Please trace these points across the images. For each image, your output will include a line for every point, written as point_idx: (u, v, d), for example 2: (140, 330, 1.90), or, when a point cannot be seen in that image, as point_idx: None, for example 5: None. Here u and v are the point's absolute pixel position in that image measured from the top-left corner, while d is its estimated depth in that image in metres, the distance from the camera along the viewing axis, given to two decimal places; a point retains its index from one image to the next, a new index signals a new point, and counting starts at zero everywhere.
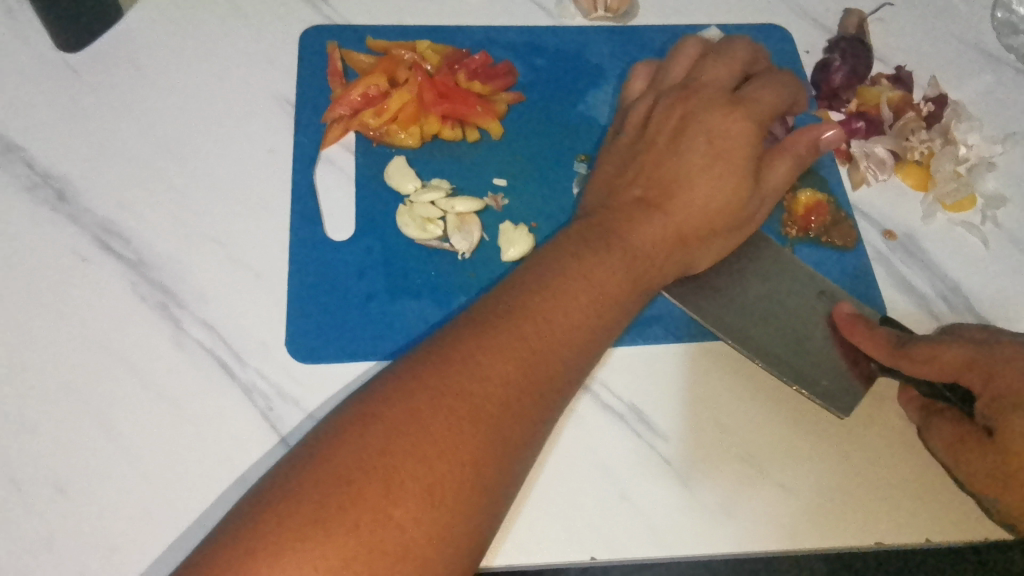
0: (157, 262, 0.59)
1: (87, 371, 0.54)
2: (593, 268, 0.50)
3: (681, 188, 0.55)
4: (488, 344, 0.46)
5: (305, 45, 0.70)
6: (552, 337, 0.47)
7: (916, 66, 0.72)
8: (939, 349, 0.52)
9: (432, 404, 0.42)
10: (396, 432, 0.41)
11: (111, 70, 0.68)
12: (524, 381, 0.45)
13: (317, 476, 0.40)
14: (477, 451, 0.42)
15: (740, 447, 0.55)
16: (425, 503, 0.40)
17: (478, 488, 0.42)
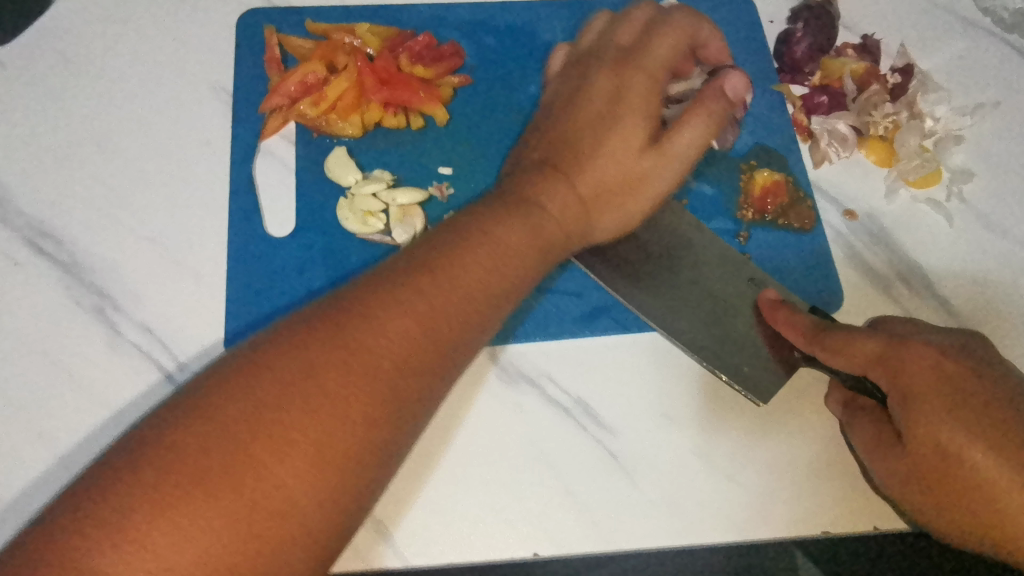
0: (91, 263, 0.58)
1: (24, 378, 0.54)
2: (493, 229, 0.47)
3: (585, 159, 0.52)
4: (383, 309, 0.42)
5: (243, 29, 0.67)
6: (447, 302, 0.43)
7: (884, 35, 0.68)
8: (855, 342, 0.49)
9: (321, 376, 0.39)
10: (281, 408, 0.37)
11: (39, 60, 0.64)
12: (421, 351, 0.42)
13: (203, 448, 0.36)
14: (366, 430, 0.39)
15: (688, 438, 0.54)
16: (299, 481, 0.36)
17: (360, 465, 0.38)
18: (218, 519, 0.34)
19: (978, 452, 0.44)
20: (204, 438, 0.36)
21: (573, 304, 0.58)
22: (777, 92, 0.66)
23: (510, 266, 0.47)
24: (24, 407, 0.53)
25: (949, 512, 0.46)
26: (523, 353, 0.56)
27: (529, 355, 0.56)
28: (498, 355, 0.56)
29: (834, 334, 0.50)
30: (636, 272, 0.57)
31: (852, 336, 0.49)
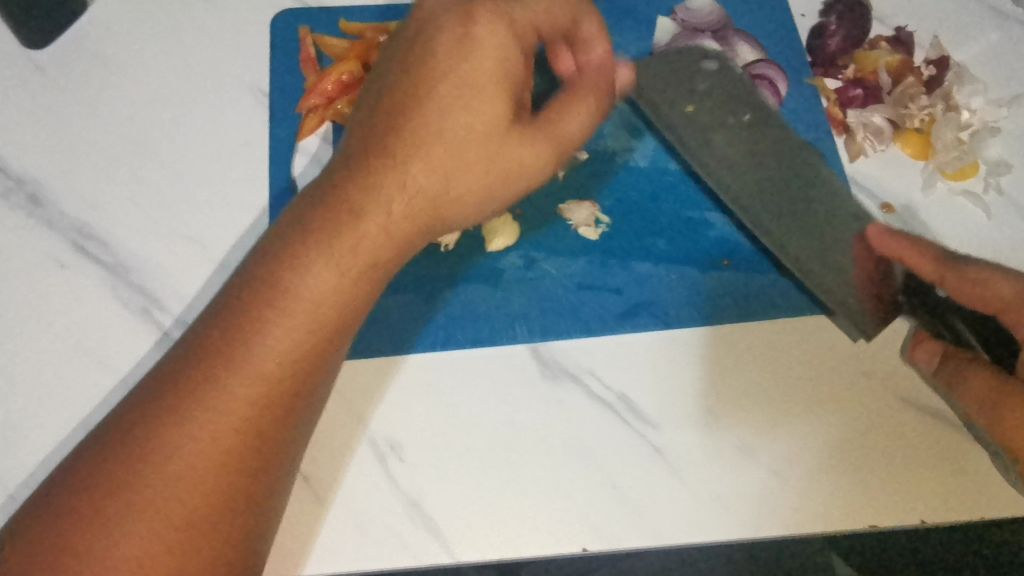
0: (133, 265, 0.58)
1: (73, 379, 0.55)
2: (388, 237, 0.46)
3: (450, 123, 0.46)
4: (286, 284, 0.42)
5: (277, 31, 0.67)
6: (305, 317, 0.42)
7: (917, 27, 0.68)
8: (993, 281, 0.48)
9: (225, 362, 0.41)
10: (193, 397, 0.40)
11: (78, 65, 0.65)
12: (323, 324, 0.43)
13: (144, 436, 0.39)
14: (272, 402, 0.41)
15: (731, 434, 0.54)
16: (177, 506, 0.38)
17: (242, 481, 0.40)
18: (158, 501, 0.38)
19: None
20: (147, 422, 0.39)
21: (614, 301, 0.58)
22: (811, 85, 0.66)
23: (381, 259, 0.46)
24: (72, 407, 0.54)
25: None
26: (547, 350, 0.57)
27: (570, 352, 0.57)
28: (540, 352, 0.57)
29: (968, 264, 0.49)
30: (733, 171, 0.59)
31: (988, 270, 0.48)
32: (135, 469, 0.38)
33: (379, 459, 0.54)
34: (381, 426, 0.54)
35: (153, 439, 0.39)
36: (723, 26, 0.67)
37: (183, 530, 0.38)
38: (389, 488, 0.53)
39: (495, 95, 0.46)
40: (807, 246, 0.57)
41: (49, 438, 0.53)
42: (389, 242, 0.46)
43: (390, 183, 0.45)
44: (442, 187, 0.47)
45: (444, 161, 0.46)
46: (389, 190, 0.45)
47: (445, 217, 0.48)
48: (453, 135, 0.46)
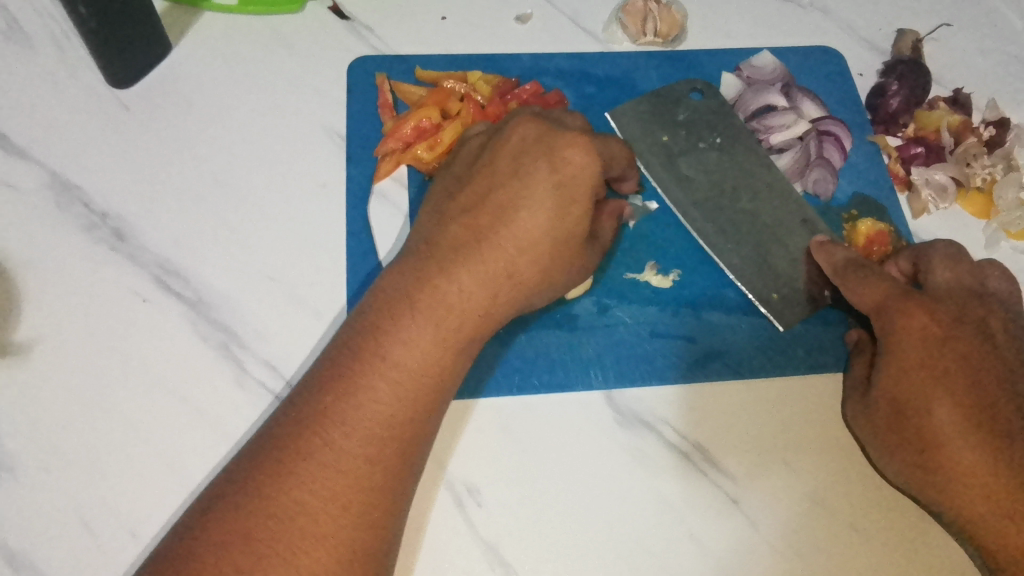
0: (214, 301, 0.60)
1: (153, 413, 0.56)
2: (477, 279, 0.52)
3: (505, 215, 0.53)
4: (390, 348, 0.48)
5: (354, 77, 0.69)
6: (423, 336, 0.49)
7: (974, 89, 0.70)
8: (873, 281, 0.54)
9: (353, 412, 0.45)
10: (332, 447, 0.44)
11: (162, 106, 0.67)
12: (427, 380, 0.48)
13: (289, 482, 0.43)
14: (403, 452, 0.46)
15: (806, 487, 0.56)
16: (344, 498, 0.43)
17: (393, 479, 0.46)
18: (323, 536, 0.42)
19: (943, 410, 0.49)
20: (285, 468, 0.44)
21: (688, 350, 0.60)
22: (874, 142, 0.68)
23: (472, 311, 0.51)
24: (153, 439, 0.56)
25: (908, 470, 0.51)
26: (626, 397, 0.58)
27: (646, 401, 0.58)
28: (615, 399, 0.58)
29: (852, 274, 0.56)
30: (690, 187, 0.63)
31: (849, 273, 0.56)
32: (304, 459, 0.44)
33: (457, 502, 0.54)
34: (459, 470, 0.55)
35: (304, 483, 0.43)
36: (787, 82, 0.69)
37: (348, 514, 0.43)
38: (469, 532, 0.53)
39: (528, 183, 0.53)
40: (753, 261, 0.61)
41: (131, 470, 0.55)
42: (485, 278, 0.52)
43: (451, 260, 0.52)
44: (507, 264, 0.52)
45: (513, 235, 0.52)
46: (459, 267, 0.51)
47: (518, 281, 0.53)
48: (506, 221, 0.53)
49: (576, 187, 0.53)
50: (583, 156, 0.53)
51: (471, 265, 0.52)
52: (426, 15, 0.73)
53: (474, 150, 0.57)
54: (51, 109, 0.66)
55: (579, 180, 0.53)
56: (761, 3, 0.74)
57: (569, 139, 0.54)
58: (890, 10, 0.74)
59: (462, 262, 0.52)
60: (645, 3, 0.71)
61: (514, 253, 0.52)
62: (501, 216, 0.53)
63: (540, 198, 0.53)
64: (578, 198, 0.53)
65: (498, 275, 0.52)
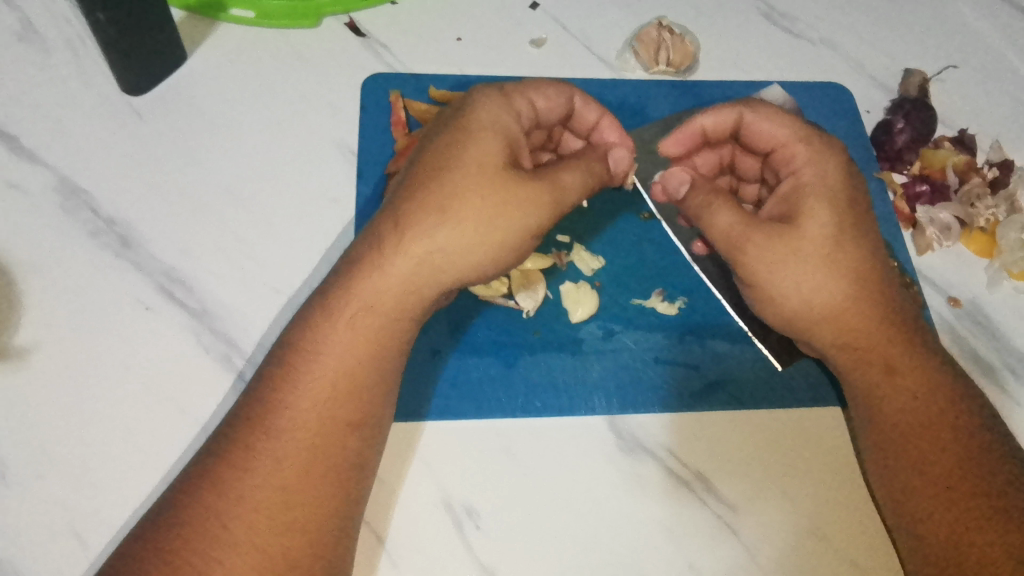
0: (218, 311, 0.60)
1: (149, 423, 0.56)
2: (407, 263, 0.51)
3: (434, 185, 0.51)
4: (323, 346, 0.50)
5: (368, 94, 0.69)
6: (347, 333, 0.50)
7: (979, 130, 0.71)
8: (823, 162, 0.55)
9: (274, 417, 0.48)
10: (248, 453, 0.47)
11: (175, 114, 0.67)
12: (336, 371, 0.49)
13: (213, 492, 0.46)
14: (313, 453, 0.48)
15: (805, 520, 0.55)
16: (274, 502, 0.46)
17: (328, 479, 0.48)
18: (233, 544, 0.44)
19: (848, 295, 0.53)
20: (209, 481, 0.46)
21: (692, 378, 0.60)
22: (879, 179, 0.69)
23: (402, 305, 0.51)
24: (150, 448, 0.55)
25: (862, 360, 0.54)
26: (630, 425, 0.58)
27: (647, 427, 0.58)
28: (618, 425, 0.58)
29: (804, 198, 0.54)
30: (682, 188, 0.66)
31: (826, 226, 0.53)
32: (235, 468, 0.46)
33: (456, 524, 0.54)
34: (460, 490, 0.54)
35: (225, 496, 0.45)
36: (797, 117, 0.69)
37: (274, 518, 0.46)
38: (468, 555, 0.53)
39: (461, 155, 0.52)
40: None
41: (125, 480, 0.54)
42: (419, 256, 0.51)
43: (381, 246, 0.52)
44: (426, 244, 0.51)
45: (450, 212, 0.51)
46: (387, 253, 0.51)
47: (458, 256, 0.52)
48: (436, 195, 0.51)
49: (506, 152, 0.52)
50: (489, 106, 0.53)
51: (403, 247, 0.51)
52: (441, 36, 0.73)
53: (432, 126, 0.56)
54: (62, 113, 0.66)
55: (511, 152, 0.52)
56: (773, 37, 0.75)
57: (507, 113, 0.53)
58: (899, 49, 0.75)
59: (395, 243, 0.51)
60: (658, 32, 0.72)
61: (420, 227, 0.51)
62: (431, 196, 0.51)
63: (473, 168, 0.51)
64: (485, 156, 0.51)
65: (413, 249, 0.51)
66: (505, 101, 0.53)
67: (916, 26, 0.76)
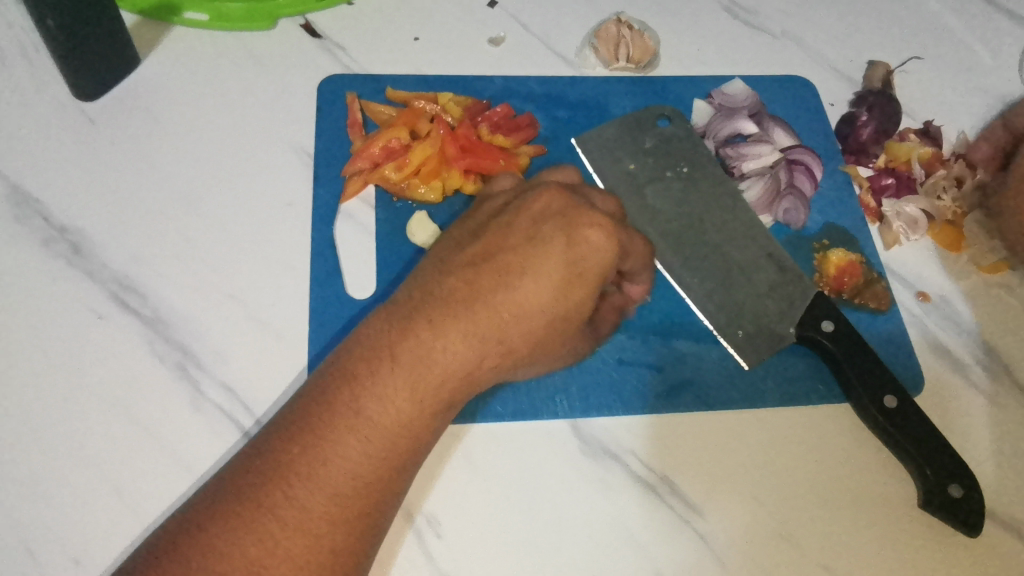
0: (175, 320, 0.58)
1: (102, 437, 0.54)
2: (460, 352, 0.46)
3: (499, 282, 0.47)
4: (369, 409, 0.44)
5: (324, 95, 0.68)
6: (399, 413, 0.45)
7: (944, 121, 0.71)
8: None
9: (319, 468, 0.43)
10: (289, 504, 0.42)
11: (128, 119, 0.66)
12: (393, 442, 0.45)
13: (239, 529, 0.41)
14: (362, 516, 0.44)
15: (776, 523, 0.54)
16: (317, 567, 0.42)
17: (360, 532, 0.44)
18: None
19: None
20: (241, 521, 0.41)
21: (657, 379, 0.59)
22: (844, 172, 0.68)
23: (451, 398, 0.47)
24: (102, 463, 0.53)
25: None
26: (604, 431, 0.57)
27: (614, 431, 0.57)
28: (581, 429, 0.57)
29: None
30: (657, 220, 0.62)
31: None
32: (265, 517, 0.41)
33: (416, 533, 0.52)
34: (419, 499, 0.53)
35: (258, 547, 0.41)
36: (759, 111, 0.68)
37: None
38: (428, 566, 0.52)
39: (534, 254, 0.48)
40: (717, 288, 0.60)
41: (76, 496, 0.52)
42: (477, 350, 0.47)
43: (439, 318, 0.47)
44: (489, 329, 0.47)
45: (515, 312, 0.47)
46: (449, 328, 0.46)
47: (513, 361, 0.49)
48: (502, 288, 0.47)
49: (589, 262, 0.47)
50: (605, 246, 0.48)
51: (463, 339, 0.46)
52: (399, 35, 0.72)
53: (491, 210, 0.53)
54: (14, 120, 0.65)
55: (587, 264, 0.47)
56: (735, 31, 0.74)
57: (594, 231, 0.48)
58: (862, 42, 0.74)
59: (456, 327, 0.46)
60: (618, 28, 0.71)
61: (484, 321, 0.47)
62: (494, 285, 0.47)
63: (542, 276, 0.47)
64: (587, 271, 0.47)
65: (489, 344, 0.47)
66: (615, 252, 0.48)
67: (878, 18, 0.76)
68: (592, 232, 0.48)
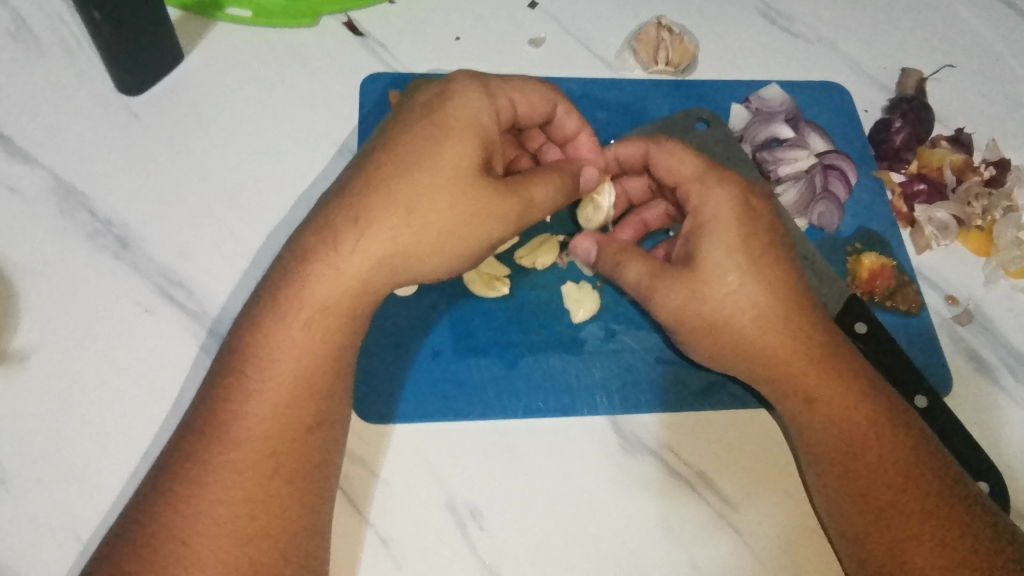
0: (216, 314, 0.60)
1: (148, 425, 0.55)
2: (332, 248, 0.50)
3: (372, 169, 0.52)
4: (263, 348, 0.48)
5: (366, 92, 0.69)
6: (289, 343, 0.48)
7: (975, 129, 0.72)
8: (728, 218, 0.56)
9: (225, 424, 0.46)
10: (202, 466, 0.45)
11: (171, 114, 0.67)
12: (287, 377, 0.48)
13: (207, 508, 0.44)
14: (273, 458, 0.46)
15: (807, 518, 0.56)
16: (228, 509, 0.44)
17: (289, 477, 0.46)
18: (196, 561, 0.43)
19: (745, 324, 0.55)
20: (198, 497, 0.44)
21: (694, 378, 0.60)
22: (877, 178, 0.69)
23: (333, 302, 0.50)
24: (149, 451, 0.55)
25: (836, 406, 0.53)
26: (648, 427, 0.58)
27: (651, 427, 0.58)
28: (620, 425, 0.58)
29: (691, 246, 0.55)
30: None
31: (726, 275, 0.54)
32: (187, 481, 0.45)
33: (459, 524, 0.54)
34: (463, 491, 0.54)
35: (186, 513, 0.44)
36: (795, 115, 0.69)
37: (223, 526, 0.44)
38: (470, 557, 0.53)
39: (402, 140, 0.52)
40: None
41: (124, 482, 0.54)
42: (350, 245, 0.50)
43: (315, 232, 0.51)
44: (361, 217, 0.50)
45: (385, 192, 0.51)
46: (320, 242, 0.50)
47: (409, 252, 0.51)
48: (374, 173, 0.51)
49: (461, 137, 0.52)
50: (471, 103, 0.53)
51: (337, 233, 0.50)
52: (440, 35, 0.73)
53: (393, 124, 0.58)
54: (57, 112, 0.66)
55: (457, 134, 0.52)
56: (772, 36, 0.75)
57: (465, 102, 0.52)
58: (896, 49, 0.76)
59: (327, 228, 0.51)
60: (658, 32, 0.72)
61: (348, 212, 0.51)
62: (366, 176, 0.51)
63: (414, 152, 0.51)
64: (447, 137, 0.52)
65: (353, 222, 0.50)
66: (483, 100, 0.53)
67: (911, 26, 0.77)
68: (461, 98, 0.53)
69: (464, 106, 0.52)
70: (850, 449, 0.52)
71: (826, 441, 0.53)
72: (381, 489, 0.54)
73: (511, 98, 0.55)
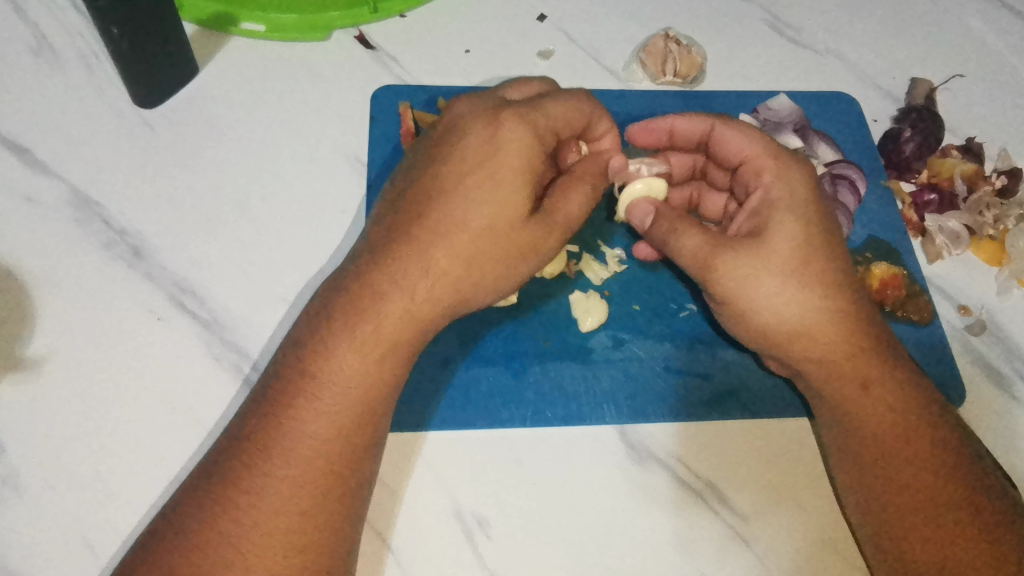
0: (257, 356, 0.59)
1: (159, 430, 0.56)
2: (390, 287, 0.50)
3: (428, 212, 0.51)
4: (330, 371, 0.49)
5: (377, 104, 0.70)
6: (352, 369, 0.49)
7: (986, 138, 0.71)
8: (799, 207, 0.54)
9: (281, 436, 0.47)
10: (255, 476, 0.46)
11: (185, 126, 0.68)
12: (354, 394, 0.48)
13: (222, 519, 0.45)
14: (332, 476, 0.47)
15: (815, 530, 0.55)
16: (286, 521, 0.45)
17: (344, 492, 0.47)
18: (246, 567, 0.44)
19: (802, 318, 0.53)
20: (213, 502, 0.45)
21: (703, 387, 0.60)
22: (887, 187, 0.69)
23: (403, 339, 0.50)
24: (158, 456, 0.55)
25: (899, 414, 0.52)
26: (676, 437, 0.58)
27: (660, 437, 0.58)
28: (628, 434, 0.58)
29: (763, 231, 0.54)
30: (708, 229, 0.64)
31: (783, 275, 0.53)
32: (245, 491, 0.45)
33: (466, 533, 0.53)
34: (469, 501, 0.54)
35: (231, 517, 0.45)
36: (803, 126, 0.70)
37: (279, 535, 0.45)
38: (476, 565, 0.53)
39: (455, 185, 0.51)
40: None
41: (134, 488, 0.54)
42: (414, 290, 0.50)
43: (374, 268, 0.51)
44: (423, 260, 0.51)
45: (444, 234, 0.51)
46: (382, 279, 0.50)
47: (467, 299, 0.52)
48: (425, 217, 0.51)
49: (518, 188, 0.52)
50: (518, 145, 0.52)
51: (397, 273, 0.50)
52: (449, 48, 0.74)
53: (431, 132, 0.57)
54: (75, 125, 0.67)
55: (516, 182, 0.51)
56: (780, 47, 0.76)
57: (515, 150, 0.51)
58: (904, 59, 0.76)
59: (387, 269, 0.50)
60: (665, 43, 0.73)
61: (408, 261, 0.50)
62: (422, 218, 0.51)
63: (470, 199, 0.51)
64: (501, 183, 0.51)
65: (416, 271, 0.50)
66: (534, 145, 0.52)
67: (920, 36, 0.77)
68: (510, 143, 0.52)
69: (512, 154, 0.52)
70: (899, 445, 0.51)
71: (871, 436, 0.52)
72: (385, 496, 0.54)
73: (554, 126, 0.54)
